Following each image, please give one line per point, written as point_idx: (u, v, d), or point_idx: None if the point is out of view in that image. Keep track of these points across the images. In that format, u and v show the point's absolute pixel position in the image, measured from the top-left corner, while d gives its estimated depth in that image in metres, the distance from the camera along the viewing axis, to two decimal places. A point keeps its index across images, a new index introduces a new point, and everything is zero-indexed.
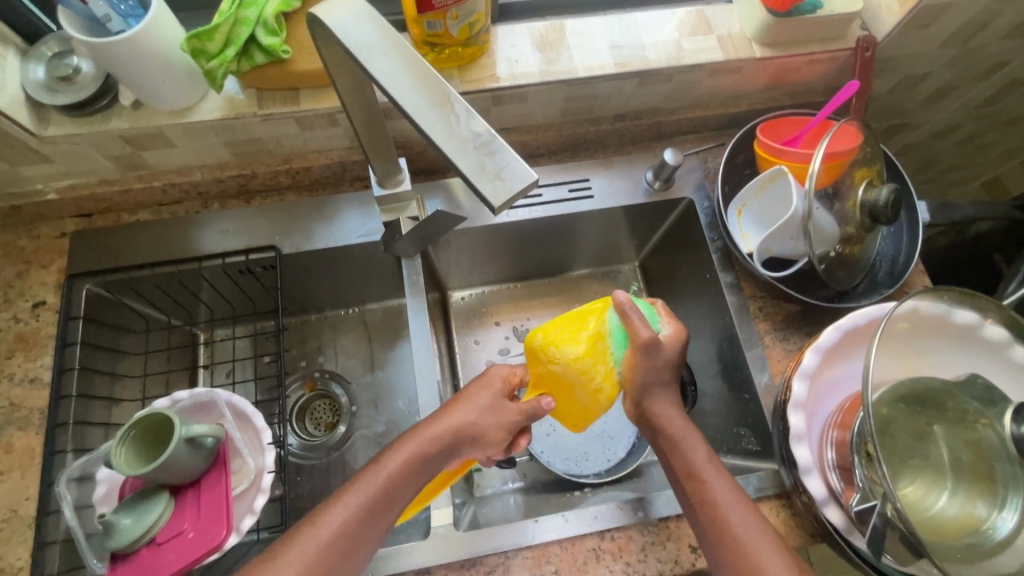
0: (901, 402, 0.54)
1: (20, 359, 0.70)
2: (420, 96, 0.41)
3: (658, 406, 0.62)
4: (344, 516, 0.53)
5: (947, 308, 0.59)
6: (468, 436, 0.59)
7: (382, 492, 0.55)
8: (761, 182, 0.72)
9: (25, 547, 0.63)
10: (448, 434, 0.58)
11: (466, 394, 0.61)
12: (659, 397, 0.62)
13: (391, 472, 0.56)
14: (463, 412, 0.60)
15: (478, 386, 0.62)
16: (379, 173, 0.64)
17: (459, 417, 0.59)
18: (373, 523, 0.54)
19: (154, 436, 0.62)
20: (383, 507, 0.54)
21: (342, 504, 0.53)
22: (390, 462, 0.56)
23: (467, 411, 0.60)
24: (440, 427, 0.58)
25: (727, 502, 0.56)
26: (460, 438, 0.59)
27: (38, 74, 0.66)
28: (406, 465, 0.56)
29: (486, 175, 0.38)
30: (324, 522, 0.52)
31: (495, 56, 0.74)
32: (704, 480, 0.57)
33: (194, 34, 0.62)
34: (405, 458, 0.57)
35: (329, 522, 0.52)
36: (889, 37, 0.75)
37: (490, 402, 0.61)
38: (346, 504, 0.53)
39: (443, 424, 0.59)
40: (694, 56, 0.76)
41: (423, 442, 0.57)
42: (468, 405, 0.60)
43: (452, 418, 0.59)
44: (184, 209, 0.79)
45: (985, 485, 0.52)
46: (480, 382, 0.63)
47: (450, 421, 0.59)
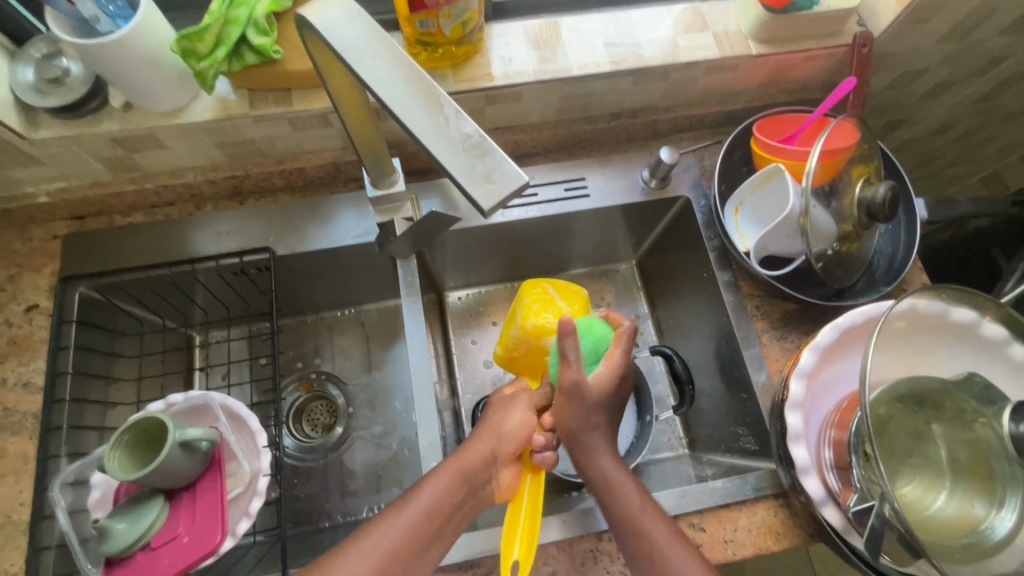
0: (899, 402, 0.54)
1: (13, 363, 0.70)
2: (410, 97, 0.40)
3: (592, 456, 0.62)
4: (394, 535, 0.52)
5: (945, 306, 0.59)
6: (504, 447, 0.61)
7: (430, 510, 0.54)
8: (758, 180, 0.72)
9: (19, 553, 0.62)
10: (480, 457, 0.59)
11: (487, 419, 0.64)
12: (595, 440, 0.63)
13: (436, 489, 0.56)
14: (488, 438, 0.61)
15: (495, 409, 0.66)
16: (373, 175, 0.64)
17: (490, 434, 0.61)
18: (427, 537, 0.53)
19: (149, 440, 0.61)
20: (435, 522, 0.54)
21: (390, 521, 0.53)
22: (431, 482, 0.56)
23: (496, 428, 0.62)
24: (475, 444, 0.60)
25: (665, 544, 0.55)
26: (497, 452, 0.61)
27: (27, 76, 0.66)
28: (454, 479, 0.57)
29: (476, 177, 0.37)
30: (372, 539, 0.52)
31: (488, 54, 0.74)
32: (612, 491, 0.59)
33: (184, 34, 0.62)
34: (449, 474, 0.57)
35: (378, 537, 0.52)
36: (885, 34, 0.75)
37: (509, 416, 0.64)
38: (395, 521, 0.53)
39: (472, 448, 0.60)
40: (689, 54, 0.75)
41: (463, 459, 0.58)
42: (493, 424, 0.63)
43: (478, 444, 0.60)
44: (178, 211, 0.79)
45: (983, 485, 0.52)
46: (494, 407, 0.66)
47: (479, 446, 0.60)
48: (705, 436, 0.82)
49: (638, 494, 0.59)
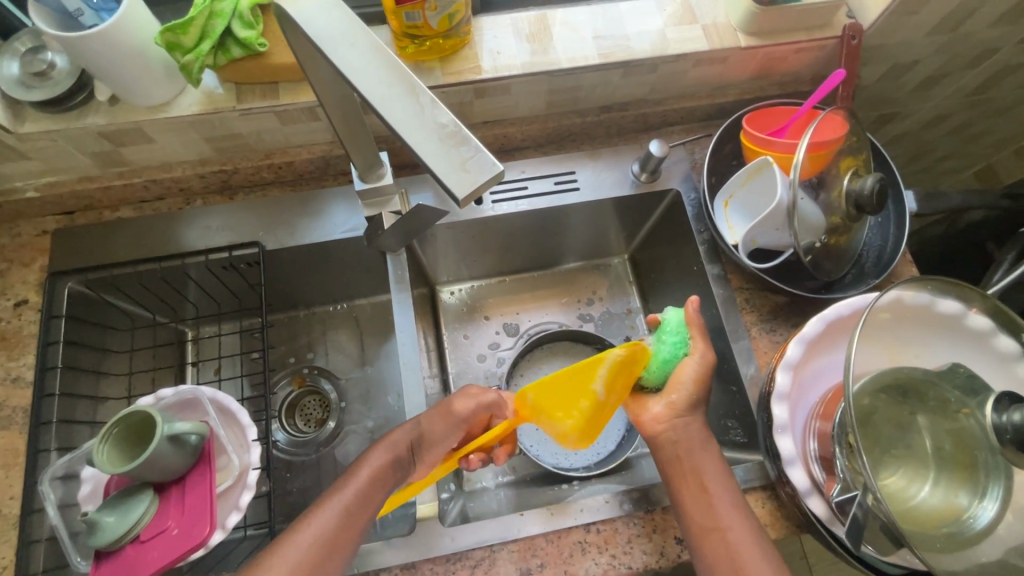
0: (882, 393, 0.54)
1: (3, 358, 0.70)
2: (387, 86, 0.40)
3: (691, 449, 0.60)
4: (327, 521, 0.53)
5: (931, 298, 0.59)
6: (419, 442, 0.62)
7: (365, 494, 0.56)
8: (747, 172, 0.72)
9: (9, 547, 0.63)
10: (407, 437, 0.61)
11: (432, 409, 0.64)
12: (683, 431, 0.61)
13: (366, 477, 0.57)
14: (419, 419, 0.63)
15: (447, 403, 0.65)
16: (361, 169, 0.64)
17: (414, 424, 0.62)
18: (357, 526, 0.54)
19: (138, 433, 0.61)
20: (362, 510, 0.55)
21: (325, 510, 0.54)
22: (365, 467, 0.58)
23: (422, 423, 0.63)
24: (402, 433, 0.61)
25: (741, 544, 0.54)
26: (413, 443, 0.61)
27: (13, 69, 0.65)
28: (383, 464, 0.58)
29: (452, 166, 0.37)
30: (307, 528, 0.53)
31: (476, 47, 0.73)
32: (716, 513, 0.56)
33: (168, 27, 0.61)
34: (379, 458, 0.59)
35: (310, 527, 0.53)
36: (875, 26, 0.75)
37: (443, 414, 0.64)
38: (329, 509, 0.54)
39: (401, 429, 0.62)
40: (678, 46, 0.75)
41: (393, 445, 0.60)
42: (427, 416, 0.64)
43: (409, 424, 0.62)
44: (167, 206, 0.79)
45: (967, 475, 0.52)
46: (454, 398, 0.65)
47: (408, 427, 0.62)
48: None
49: (714, 461, 0.59)
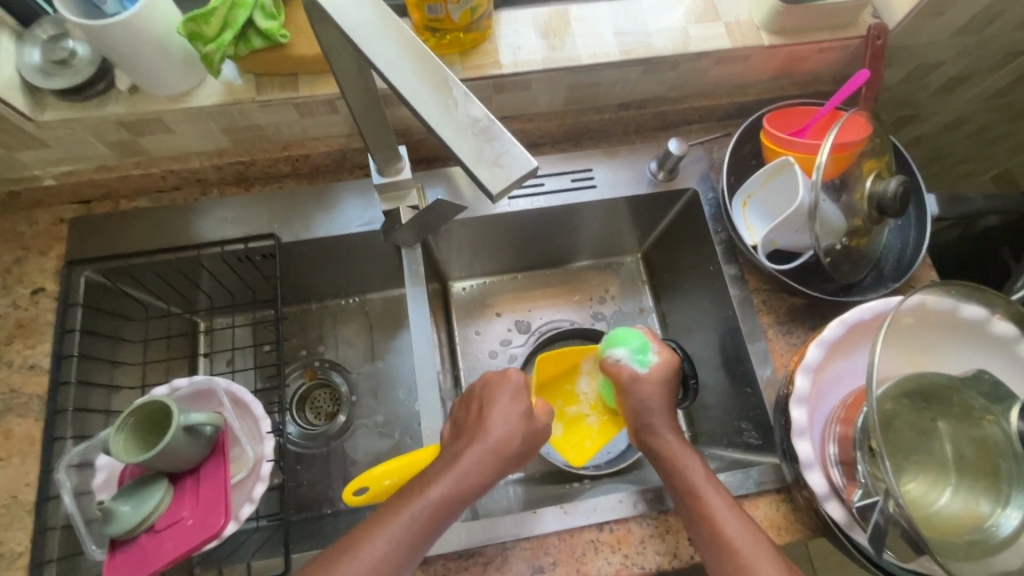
0: (905, 398, 0.54)
1: (20, 345, 0.70)
2: (418, 80, 0.39)
3: (658, 435, 0.64)
4: (383, 550, 0.50)
5: (955, 303, 0.58)
6: (509, 445, 0.58)
7: (428, 520, 0.52)
8: (767, 172, 0.71)
9: (24, 533, 0.63)
10: (491, 457, 0.56)
11: (496, 406, 0.60)
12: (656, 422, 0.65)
13: (435, 502, 0.53)
14: (500, 428, 0.58)
15: (496, 392, 0.61)
16: (379, 162, 0.64)
17: (500, 427, 0.58)
18: (415, 552, 0.52)
19: (153, 423, 0.61)
20: (424, 538, 0.52)
21: (380, 535, 0.51)
22: (434, 488, 0.54)
23: (495, 420, 0.58)
24: (487, 444, 0.57)
25: (723, 512, 0.55)
26: (501, 451, 0.57)
27: (33, 57, 0.65)
28: (453, 490, 0.54)
29: (484, 162, 0.37)
30: (364, 553, 0.50)
31: (497, 42, 0.73)
32: (700, 494, 0.57)
33: (191, 17, 0.61)
34: (454, 484, 0.54)
35: (368, 556, 0.50)
36: (901, 25, 0.74)
37: (509, 403, 0.60)
38: (387, 535, 0.51)
39: (483, 445, 0.57)
40: (701, 44, 0.74)
41: (470, 467, 0.55)
42: (506, 424, 0.58)
43: (491, 439, 0.57)
44: (183, 196, 0.79)
45: (989, 482, 0.52)
46: (496, 385, 0.62)
47: (490, 442, 0.57)
48: (708, 431, 0.82)
49: (675, 437, 0.63)
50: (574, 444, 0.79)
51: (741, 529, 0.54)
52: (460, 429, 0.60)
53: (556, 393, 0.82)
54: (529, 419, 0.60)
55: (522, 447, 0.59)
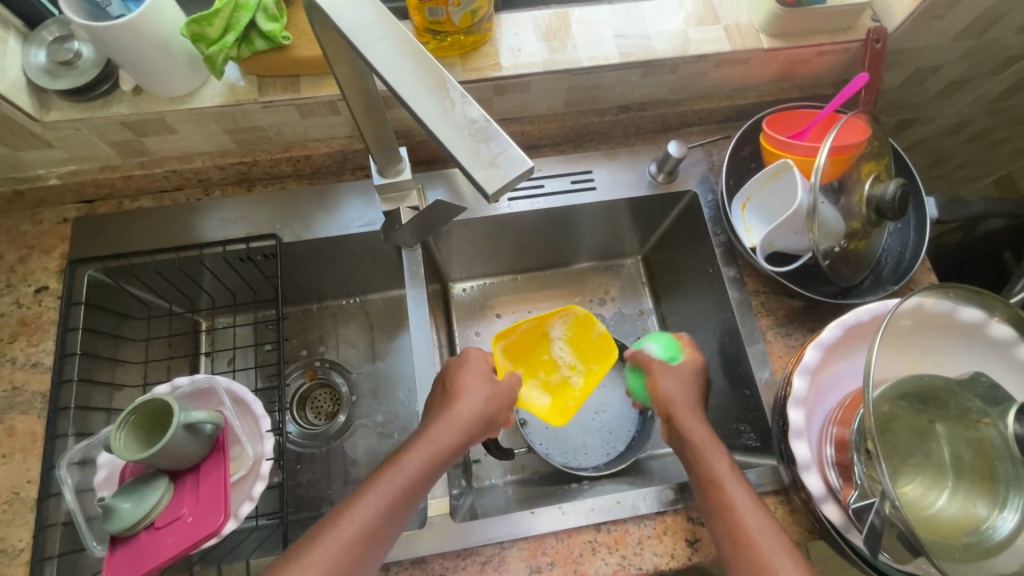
0: (902, 400, 0.54)
1: (23, 343, 0.71)
2: (417, 82, 0.40)
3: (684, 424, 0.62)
4: (370, 514, 0.52)
5: (953, 305, 0.58)
6: (483, 418, 0.61)
7: (407, 485, 0.55)
8: (766, 175, 0.71)
9: (26, 529, 0.63)
10: (463, 429, 0.59)
11: (461, 383, 0.62)
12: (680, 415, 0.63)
13: (410, 469, 0.55)
14: (469, 402, 0.60)
15: (467, 370, 0.64)
16: (380, 163, 0.65)
17: (467, 401, 0.60)
18: (399, 517, 0.54)
19: (154, 421, 0.62)
20: (405, 503, 0.54)
21: (364, 501, 0.53)
22: (409, 458, 0.56)
23: (473, 395, 0.61)
24: (458, 417, 0.59)
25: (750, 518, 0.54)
26: (478, 423, 0.60)
27: (39, 58, 0.66)
28: (429, 458, 0.56)
29: (481, 162, 0.37)
30: (348, 518, 0.52)
31: (497, 44, 0.73)
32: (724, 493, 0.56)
33: (193, 18, 0.61)
34: (425, 453, 0.56)
35: (352, 519, 0.52)
36: (900, 29, 0.74)
37: (480, 378, 0.63)
38: (369, 500, 0.53)
39: (454, 419, 0.59)
40: (700, 47, 0.74)
41: (440, 437, 0.57)
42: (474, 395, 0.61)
43: (462, 411, 0.59)
44: (186, 196, 0.79)
45: (987, 486, 0.52)
46: (467, 365, 0.64)
47: (462, 413, 0.59)
48: None
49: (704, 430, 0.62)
50: (560, 408, 0.79)
51: (761, 526, 0.54)
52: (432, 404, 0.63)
53: (529, 363, 0.81)
54: (496, 391, 0.63)
55: (491, 419, 0.62)
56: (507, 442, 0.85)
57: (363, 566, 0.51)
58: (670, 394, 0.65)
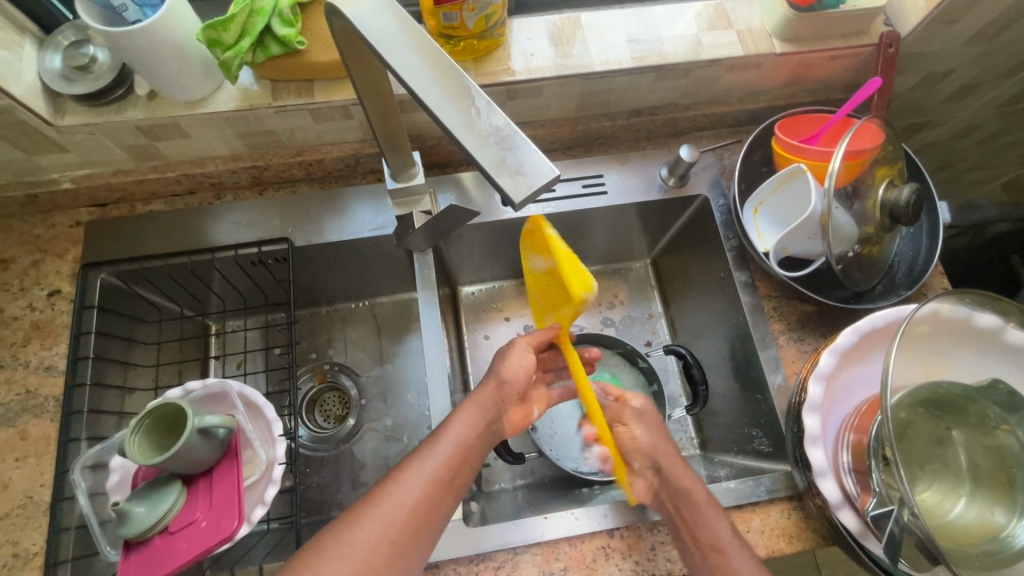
0: (920, 407, 0.54)
1: (36, 347, 0.71)
2: (441, 90, 0.40)
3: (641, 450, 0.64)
4: (433, 466, 0.56)
5: (968, 312, 0.59)
6: (516, 390, 0.67)
7: (462, 442, 0.59)
8: (779, 179, 0.71)
9: (39, 534, 0.63)
10: (495, 397, 0.64)
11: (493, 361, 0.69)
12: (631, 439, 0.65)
13: (462, 429, 0.60)
14: (502, 372, 0.67)
15: (506, 346, 0.69)
16: (394, 167, 0.65)
17: (499, 371, 0.66)
18: (459, 471, 0.57)
19: (168, 425, 0.62)
20: (464, 459, 0.58)
21: (427, 455, 0.57)
22: (459, 420, 0.60)
23: (509, 372, 0.66)
24: (491, 387, 0.65)
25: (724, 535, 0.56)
26: (512, 395, 0.66)
27: (54, 63, 0.66)
28: (476, 422, 0.61)
29: (506, 171, 0.37)
30: (415, 468, 0.55)
31: (509, 49, 0.73)
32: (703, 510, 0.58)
33: (210, 24, 0.62)
34: (472, 416, 0.61)
35: (418, 467, 0.56)
36: (913, 34, 0.74)
37: (520, 353, 0.68)
38: (433, 454, 0.57)
39: (489, 390, 0.64)
40: (713, 52, 0.74)
41: (480, 404, 0.63)
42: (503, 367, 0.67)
43: (497, 379, 0.66)
44: (198, 200, 0.79)
45: (1004, 493, 0.52)
46: (511, 347, 0.68)
47: (497, 381, 0.65)
48: (717, 437, 0.82)
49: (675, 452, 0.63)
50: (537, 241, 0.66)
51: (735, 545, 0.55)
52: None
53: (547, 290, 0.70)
54: (529, 364, 0.69)
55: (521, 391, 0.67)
56: (517, 445, 0.85)
57: (434, 513, 0.54)
58: (637, 438, 0.65)
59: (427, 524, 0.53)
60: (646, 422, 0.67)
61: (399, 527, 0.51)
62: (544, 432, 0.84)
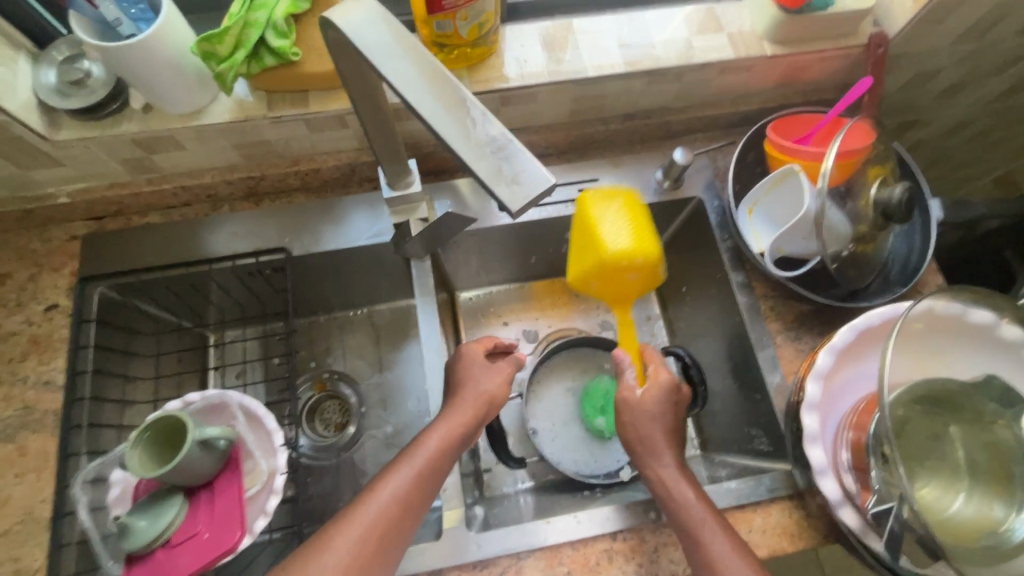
0: (917, 404, 0.55)
1: (34, 362, 0.70)
2: (436, 99, 0.40)
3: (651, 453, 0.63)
4: (403, 486, 0.56)
5: (962, 308, 0.60)
6: (492, 407, 0.66)
7: (432, 462, 0.59)
8: (773, 180, 0.72)
9: (40, 550, 0.63)
10: (474, 413, 0.64)
11: (462, 373, 0.67)
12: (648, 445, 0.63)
13: (434, 448, 0.60)
14: (473, 386, 0.66)
15: (471, 365, 0.68)
16: (389, 174, 0.64)
17: (471, 386, 0.66)
18: (428, 491, 0.58)
19: (168, 438, 0.62)
20: (432, 479, 0.58)
21: (397, 475, 0.57)
22: (431, 438, 0.60)
23: (480, 389, 0.66)
24: (464, 401, 0.64)
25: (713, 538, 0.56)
26: (486, 413, 0.65)
27: (49, 78, 0.66)
28: (448, 440, 0.61)
29: (503, 180, 0.37)
30: (383, 489, 0.56)
31: (502, 56, 0.74)
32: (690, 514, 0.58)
33: (205, 36, 0.63)
34: (444, 434, 0.61)
35: (385, 487, 0.56)
36: (901, 34, 0.75)
37: (486, 372, 0.68)
38: (400, 473, 0.57)
39: (464, 407, 0.64)
40: (704, 55, 0.75)
41: (457, 420, 0.62)
42: (476, 381, 0.66)
43: (470, 394, 0.65)
44: (194, 212, 0.79)
45: (1002, 487, 0.53)
46: (468, 360, 0.68)
47: (472, 397, 0.65)
48: (717, 437, 0.82)
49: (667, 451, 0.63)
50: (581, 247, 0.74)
51: (723, 544, 0.56)
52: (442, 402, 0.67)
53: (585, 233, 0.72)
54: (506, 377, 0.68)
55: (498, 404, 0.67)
56: (519, 450, 0.84)
57: (400, 532, 0.55)
58: (633, 427, 0.65)
59: (391, 547, 0.54)
60: (648, 411, 0.65)
61: (367, 552, 0.52)
62: (545, 434, 0.84)
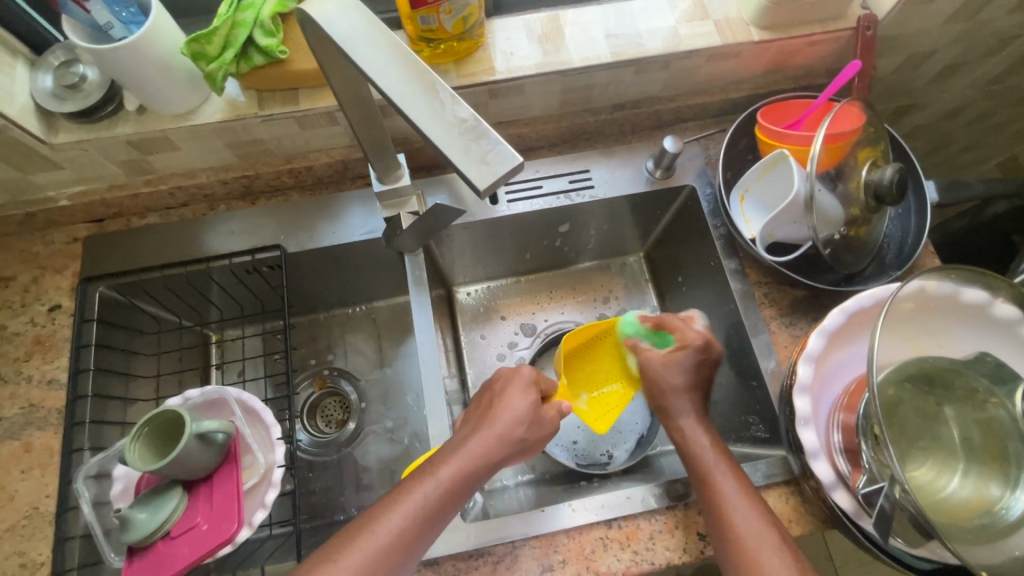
0: (907, 383, 0.54)
1: (38, 361, 0.72)
2: (407, 84, 0.41)
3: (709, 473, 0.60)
4: (401, 524, 0.53)
5: (954, 287, 0.58)
6: (520, 436, 0.60)
7: (439, 500, 0.55)
8: (763, 166, 0.72)
9: (45, 543, 0.64)
10: (495, 447, 0.58)
11: (501, 399, 0.62)
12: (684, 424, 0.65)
13: (444, 482, 0.56)
14: (505, 414, 0.60)
15: (513, 385, 0.63)
16: (379, 169, 0.66)
17: (505, 417, 0.60)
18: (427, 531, 0.54)
19: (166, 433, 0.63)
20: (433, 521, 0.54)
21: (395, 515, 0.53)
22: (445, 469, 0.56)
23: (509, 419, 0.60)
24: (494, 433, 0.59)
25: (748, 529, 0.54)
26: (511, 441, 0.60)
27: (45, 82, 0.68)
28: (464, 476, 0.56)
29: (472, 159, 0.38)
30: (381, 528, 0.52)
31: (490, 49, 0.74)
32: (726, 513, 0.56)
33: (193, 38, 0.64)
34: (458, 468, 0.56)
35: (382, 529, 0.52)
36: (890, 15, 0.74)
37: (520, 396, 0.62)
38: (401, 512, 0.53)
39: (485, 438, 0.59)
40: (691, 42, 0.75)
41: (479, 449, 0.58)
42: (509, 409, 0.61)
43: (498, 424, 0.60)
44: (192, 212, 0.81)
45: (996, 465, 0.53)
46: (513, 380, 0.64)
47: (498, 427, 0.59)
48: (716, 427, 0.82)
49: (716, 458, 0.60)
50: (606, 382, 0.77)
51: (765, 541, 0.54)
52: (471, 418, 0.63)
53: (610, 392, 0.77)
54: (539, 411, 0.62)
55: (527, 437, 0.61)
56: None
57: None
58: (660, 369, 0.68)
59: None
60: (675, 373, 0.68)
61: None
62: None
